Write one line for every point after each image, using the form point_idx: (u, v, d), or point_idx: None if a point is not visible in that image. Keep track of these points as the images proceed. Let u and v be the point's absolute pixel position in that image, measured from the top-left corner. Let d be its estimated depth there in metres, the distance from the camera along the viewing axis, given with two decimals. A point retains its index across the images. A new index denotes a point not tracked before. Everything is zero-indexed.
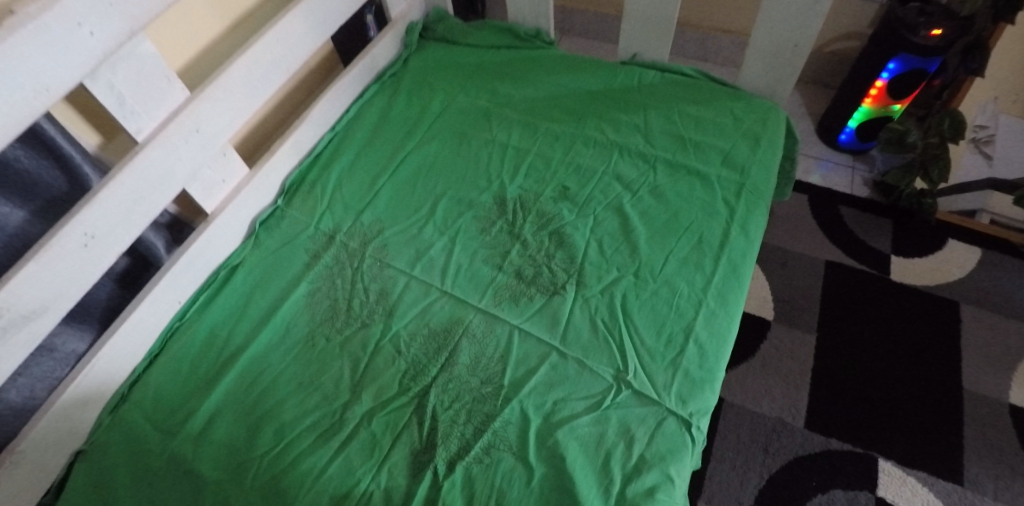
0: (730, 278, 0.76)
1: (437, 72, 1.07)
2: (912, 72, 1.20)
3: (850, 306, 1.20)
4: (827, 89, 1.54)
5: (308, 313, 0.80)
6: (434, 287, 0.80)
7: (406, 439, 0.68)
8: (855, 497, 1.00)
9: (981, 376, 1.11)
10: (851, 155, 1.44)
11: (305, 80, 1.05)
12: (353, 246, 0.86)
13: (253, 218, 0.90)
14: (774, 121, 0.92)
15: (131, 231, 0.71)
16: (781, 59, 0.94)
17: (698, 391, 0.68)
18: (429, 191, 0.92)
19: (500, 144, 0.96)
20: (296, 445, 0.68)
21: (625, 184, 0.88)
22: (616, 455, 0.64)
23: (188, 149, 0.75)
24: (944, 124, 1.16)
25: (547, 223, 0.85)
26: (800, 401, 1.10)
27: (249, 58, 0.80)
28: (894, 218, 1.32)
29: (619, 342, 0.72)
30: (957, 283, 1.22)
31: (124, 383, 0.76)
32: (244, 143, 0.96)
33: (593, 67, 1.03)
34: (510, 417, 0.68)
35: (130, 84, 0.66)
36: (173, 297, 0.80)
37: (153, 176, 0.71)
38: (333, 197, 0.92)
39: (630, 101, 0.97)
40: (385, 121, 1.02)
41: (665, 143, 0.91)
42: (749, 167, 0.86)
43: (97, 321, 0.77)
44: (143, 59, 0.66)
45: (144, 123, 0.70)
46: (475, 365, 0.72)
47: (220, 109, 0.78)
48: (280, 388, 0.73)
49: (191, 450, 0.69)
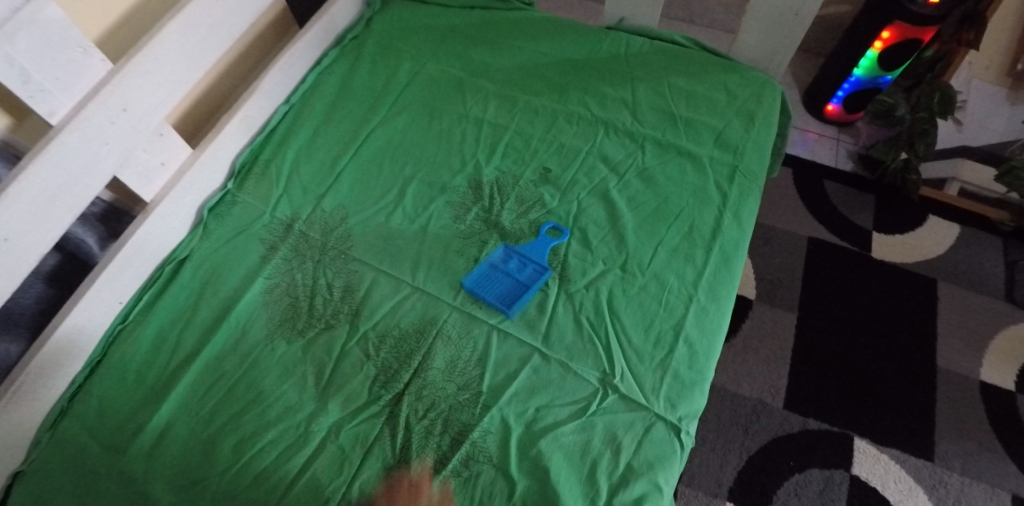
0: (722, 270, 0.72)
1: (404, 35, 0.97)
2: (905, 42, 1.16)
3: (830, 283, 1.18)
4: (816, 57, 1.49)
5: (266, 313, 0.73)
6: (404, 282, 0.74)
7: (378, 452, 0.63)
8: (830, 476, 0.99)
9: (955, 352, 1.11)
10: (835, 127, 1.40)
11: (254, 45, 0.94)
12: (314, 236, 0.78)
13: (201, 205, 0.82)
14: (769, 97, 0.86)
15: (59, 228, 0.63)
16: (779, 27, 0.88)
17: (687, 394, 0.64)
18: (397, 172, 0.84)
19: (474, 119, 0.88)
20: (257, 461, 0.63)
21: (612, 166, 0.82)
22: (603, 465, 0.60)
23: (116, 131, 0.67)
24: (934, 98, 1.15)
25: (528, 210, 0.79)
26: (779, 381, 1.08)
27: (183, 23, 0.71)
28: (877, 193, 1.30)
29: (606, 342, 0.67)
30: (936, 260, 1.21)
31: (64, 395, 0.68)
32: (185, 117, 0.86)
33: (575, 32, 0.95)
34: (489, 426, 0.63)
35: (35, 57, 0.58)
36: (114, 297, 0.72)
37: (76, 162, 0.63)
38: (290, 180, 0.83)
39: (616, 72, 0.90)
40: (347, 91, 0.92)
41: (654, 121, 0.85)
42: (743, 147, 0.81)
43: (25, 330, 0.68)
44: (50, 27, 0.58)
45: (58, 104, 0.62)
46: (451, 370, 0.67)
47: (151, 83, 0.69)
48: (238, 398, 0.67)
49: (142, 469, 0.63)
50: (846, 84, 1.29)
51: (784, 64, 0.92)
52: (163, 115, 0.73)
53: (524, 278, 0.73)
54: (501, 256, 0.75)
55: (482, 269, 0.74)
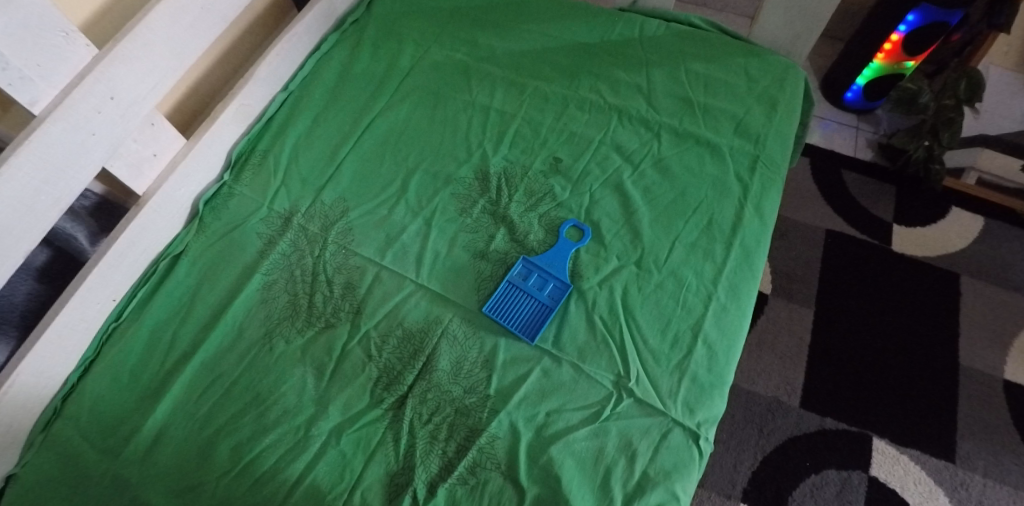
0: (743, 267, 0.68)
1: (408, 18, 0.93)
2: (929, 26, 1.10)
3: (848, 277, 1.14)
4: (836, 42, 1.43)
5: (263, 311, 0.69)
6: (408, 279, 0.71)
7: (381, 457, 0.60)
8: (848, 477, 0.96)
9: (979, 350, 1.07)
10: (855, 115, 1.35)
11: (249, 30, 0.91)
12: (313, 230, 0.75)
13: (195, 198, 0.79)
14: (793, 82, 0.82)
15: (46, 222, 0.60)
16: (803, 9, 0.83)
17: (706, 398, 0.61)
18: (400, 163, 0.80)
19: (481, 106, 0.84)
20: (255, 467, 0.60)
21: (626, 156, 0.78)
22: (617, 473, 0.57)
23: (104, 120, 0.63)
24: (960, 85, 1.10)
25: (538, 203, 0.75)
26: (796, 379, 1.05)
27: (172, 6, 0.67)
28: (898, 184, 1.25)
29: (620, 343, 0.64)
30: (960, 253, 1.17)
31: (57, 395, 0.65)
32: (178, 107, 0.83)
33: (587, 14, 0.90)
34: (497, 431, 0.60)
35: (14, 43, 0.55)
36: (107, 293, 0.69)
37: (59, 154, 0.59)
38: (288, 172, 0.80)
39: (629, 56, 0.86)
40: (347, 78, 0.88)
41: (671, 108, 0.80)
42: (765, 136, 0.77)
43: (16, 327, 0.65)
44: (29, 11, 0.55)
45: (40, 92, 0.58)
46: (457, 372, 0.64)
47: (141, 69, 0.66)
48: (235, 400, 0.64)
49: (137, 473, 0.60)
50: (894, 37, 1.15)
51: (807, 48, 0.88)
52: (154, 103, 0.69)
53: (546, 297, 0.68)
54: (520, 272, 0.70)
55: (501, 289, 0.69)
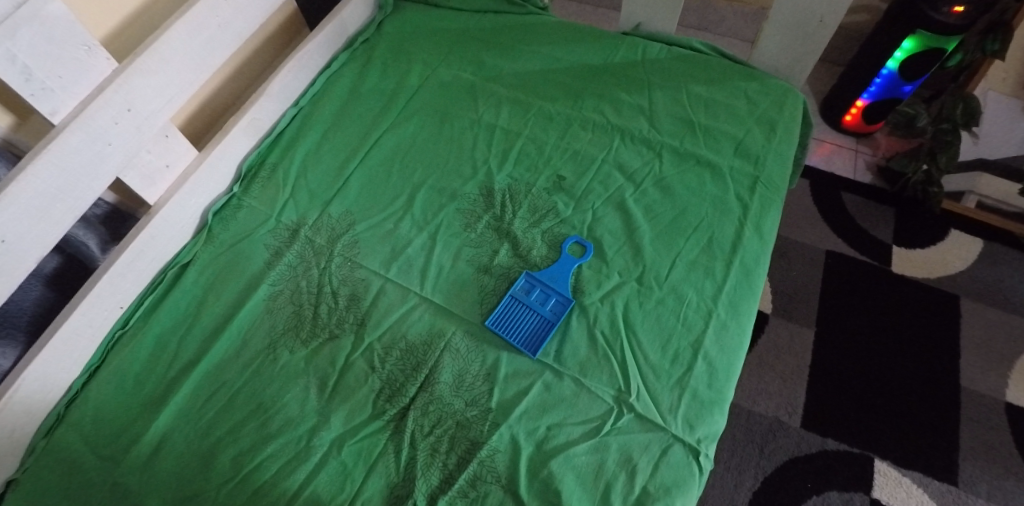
0: (742, 284, 0.69)
1: (417, 38, 0.95)
2: (926, 51, 1.12)
3: (848, 299, 1.14)
4: (835, 67, 1.46)
5: (268, 321, 0.70)
6: (412, 292, 0.72)
7: (381, 469, 0.60)
8: (850, 499, 0.95)
9: (980, 373, 1.07)
10: (854, 138, 1.37)
11: (262, 49, 0.93)
12: (320, 242, 0.76)
13: (206, 208, 0.80)
14: (792, 105, 0.83)
15: (59, 230, 0.61)
16: (802, 35, 0.85)
17: (707, 414, 0.61)
18: (406, 179, 0.82)
19: (486, 124, 0.86)
20: (258, 475, 0.60)
21: (628, 175, 0.79)
22: (617, 488, 0.57)
23: (120, 132, 0.65)
24: (957, 109, 1.10)
25: (541, 219, 0.76)
26: (797, 399, 1.04)
27: (191, 23, 0.69)
28: (897, 206, 1.26)
29: (621, 358, 0.64)
30: (958, 276, 1.17)
31: (61, 400, 0.66)
32: (190, 121, 0.85)
33: (590, 37, 0.92)
34: (498, 445, 0.60)
35: (39, 54, 0.57)
36: (114, 302, 0.70)
37: (76, 164, 0.61)
38: (296, 184, 0.82)
39: (633, 77, 0.88)
40: (356, 95, 0.90)
41: (672, 128, 0.82)
42: (764, 157, 0.78)
43: (23, 334, 0.66)
44: (54, 25, 0.57)
45: (60, 103, 0.60)
46: (459, 385, 0.65)
47: (158, 83, 0.68)
48: (239, 408, 0.65)
49: (138, 480, 0.60)
50: (907, 42, 1.12)
51: (806, 72, 0.90)
52: (168, 117, 0.71)
53: (548, 312, 0.68)
54: (523, 286, 0.71)
55: (504, 303, 0.70)
